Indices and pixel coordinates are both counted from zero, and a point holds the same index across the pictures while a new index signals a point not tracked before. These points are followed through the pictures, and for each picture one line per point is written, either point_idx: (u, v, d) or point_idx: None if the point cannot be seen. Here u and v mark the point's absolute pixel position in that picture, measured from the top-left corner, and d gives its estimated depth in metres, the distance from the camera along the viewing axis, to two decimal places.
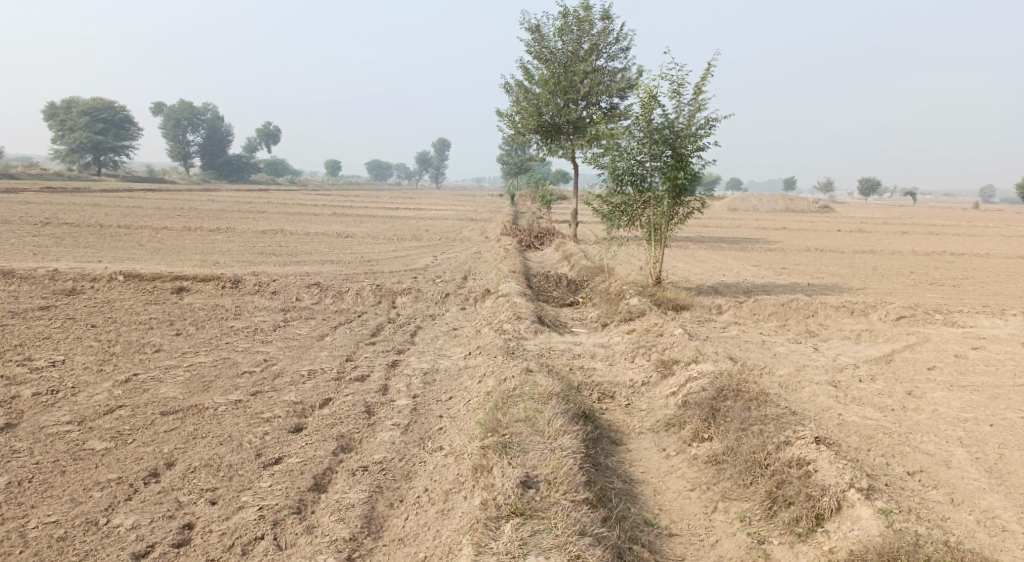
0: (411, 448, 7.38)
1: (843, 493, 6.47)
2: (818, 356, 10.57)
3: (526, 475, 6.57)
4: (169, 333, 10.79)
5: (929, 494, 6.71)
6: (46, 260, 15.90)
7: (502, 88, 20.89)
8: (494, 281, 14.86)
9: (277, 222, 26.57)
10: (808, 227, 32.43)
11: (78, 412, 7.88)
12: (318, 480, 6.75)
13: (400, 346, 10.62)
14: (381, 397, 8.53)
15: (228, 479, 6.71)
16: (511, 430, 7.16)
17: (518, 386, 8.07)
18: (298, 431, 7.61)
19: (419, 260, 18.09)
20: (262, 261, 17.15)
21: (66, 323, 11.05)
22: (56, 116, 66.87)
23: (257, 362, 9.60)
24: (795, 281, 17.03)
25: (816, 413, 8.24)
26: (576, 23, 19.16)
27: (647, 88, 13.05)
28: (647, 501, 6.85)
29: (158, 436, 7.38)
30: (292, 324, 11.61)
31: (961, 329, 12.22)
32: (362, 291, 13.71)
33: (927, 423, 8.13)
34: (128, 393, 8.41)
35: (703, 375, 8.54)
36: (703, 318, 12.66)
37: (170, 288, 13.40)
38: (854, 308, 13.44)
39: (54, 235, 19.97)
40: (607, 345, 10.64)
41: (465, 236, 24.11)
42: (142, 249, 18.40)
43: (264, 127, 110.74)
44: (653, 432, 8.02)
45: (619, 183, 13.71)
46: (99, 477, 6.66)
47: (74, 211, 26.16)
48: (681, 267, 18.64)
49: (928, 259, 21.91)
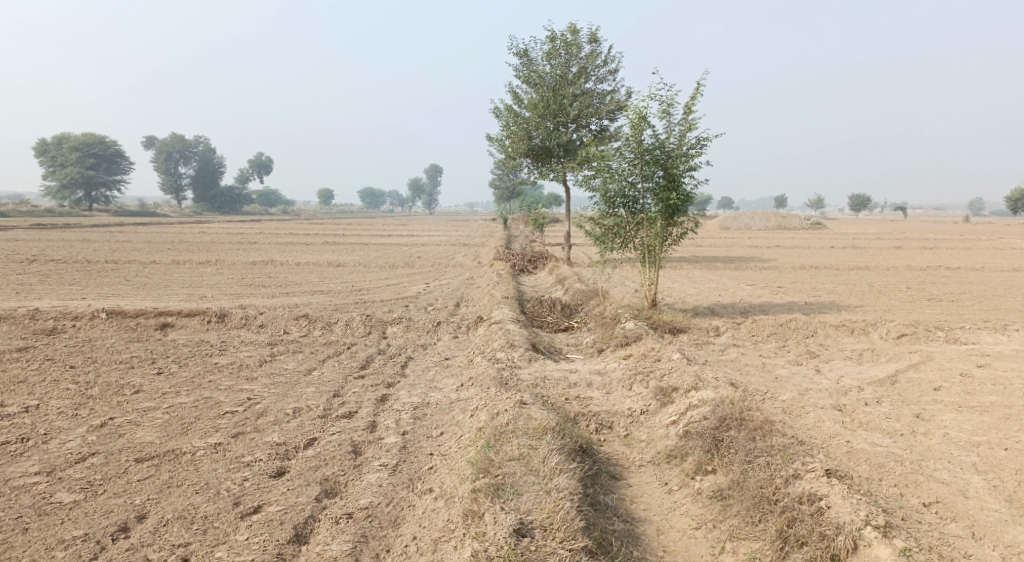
0: (399, 491, 6.98)
1: (859, 531, 6.10)
2: (820, 378, 10.23)
3: (520, 521, 6.18)
4: (150, 372, 10.38)
5: (949, 527, 6.35)
6: (29, 299, 15.49)
7: (493, 113, 20.69)
8: (486, 307, 14.53)
9: (267, 252, 26.19)
10: (802, 245, 32.22)
11: (48, 461, 7.47)
12: (299, 531, 6.36)
13: (390, 379, 10.24)
14: (369, 435, 8.13)
15: (202, 532, 6.31)
16: (504, 470, 6.78)
17: (511, 420, 7.68)
18: (280, 476, 7.21)
19: (411, 288, 17.75)
20: (250, 293, 16.78)
21: (43, 365, 10.64)
22: (47, 152, 66.66)
23: (240, 401, 9.18)
24: (792, 299, 16.73)
25: (823, 441, 7.88)
26: (564, 47, 19.03)
27: (637, 109, 12.82)
28: (650, 542, 6.47)
29: (130, 486, 6.98)
30: (280, 359, 11.23)
31: (964, 346, 11.91)
32: (352, 322, 13.35)
33: (939, 448, 7.77)
34: (101, 439, 7.99)
35: (705, 403, 8.17)
36: (701, 341, 12.32)
37: (153, 325, 13.01)
38: (854, 327, 13.11)
39: (39, 272, 19.59)
40: (604, 372, 10.27)
41: (459, 262, 23.83)
42: (129, 284, 18.02)
43: (257, 158, 110.87)
44: (654, 465, 7.64)
45: (611, 205, 13.42)
46: (64, 535, 6.27)
47: (62, 247, 25.78)
48: (677, 288, 18.33)
49: (925, 274, 21.65)
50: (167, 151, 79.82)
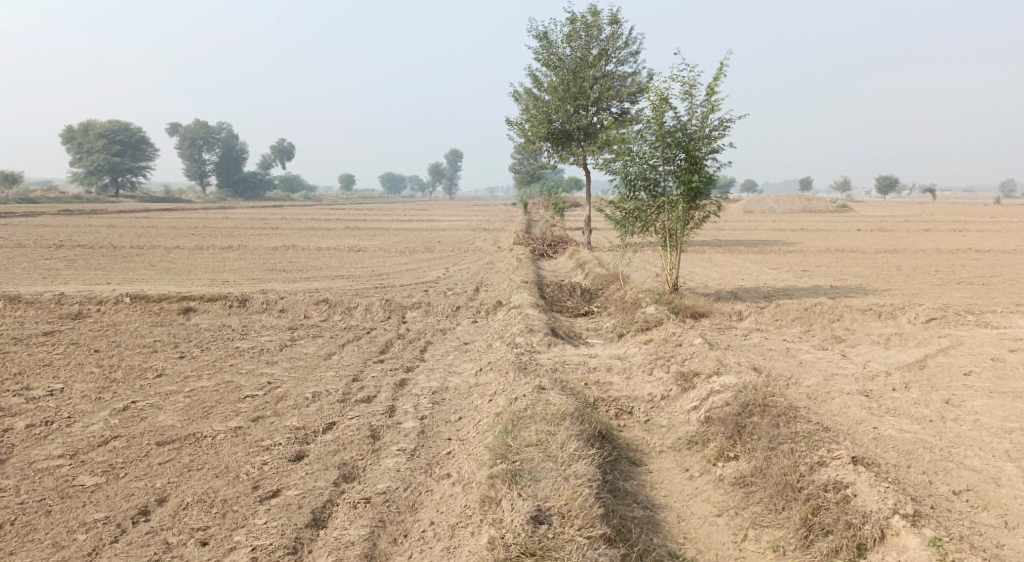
0: (417, 476, 6.94)
1: (886, 520, 5.96)
2: (846, 363, 10.05)
3: (538, 509, 6.11)
4: (173, 356, 10.44)
5: (980, 516, 6.19)
6: (55, 284, 15.65)
7: (513, 96, 20.50)
8: (506, 291, 14.43)
9: (289, 238, 26.27)
10: (827, 228, 31.71)
11: (70, 444, 7.52)
12: (317, 515, 6.35)
13: (409, 363, 10.20)
14: (388, 420, 8.10)
15: (221, 516, 6.32)
16: (522, 455, 6.71)
17: (530, 405, 7.60)
18: (299, 460, 7.19)
19: (431, 272, 17.71)
20: (271, 278, 16.83)
21: (68, 349, 10.73)
22: (73, 139, 67.37)
23: (260, 385, 9.19)
24: (817, 283, 16.46)
25: (849, 427, 7.73)
26: (585, 29, 18.77)
27: (658, 91, 12.61)
28: (671, 529, 6.38)
29: (151, 470, 7.00)
30: (300, 343, 11.23)
31: (995, 330, 11.64)
32: (371, 306, 13.33)
33: (969, 435, 7.58)
34: (124, 422, 8.03)
35: (727, 388, 8.04)
36: (723, 325, 12.16)
37: (176, 309, 13.08)
38: (881, 311, 12.86)
39: (65, 257, 19.79)
40: (624, 357, 10.16)
41: (478, 246, 23.76)
42: (153, 269, 18.17)
43: (280, 144, 111.40)
44: (675, 451, 7.54)
45: (631, 189, 13.24)
46: (86, 518, 6.30)
47: (88, 233, 26.04)
48: (699, 272, 18.11)
49: (954, 257, 21.20)
50: (191, 138, 80.46)
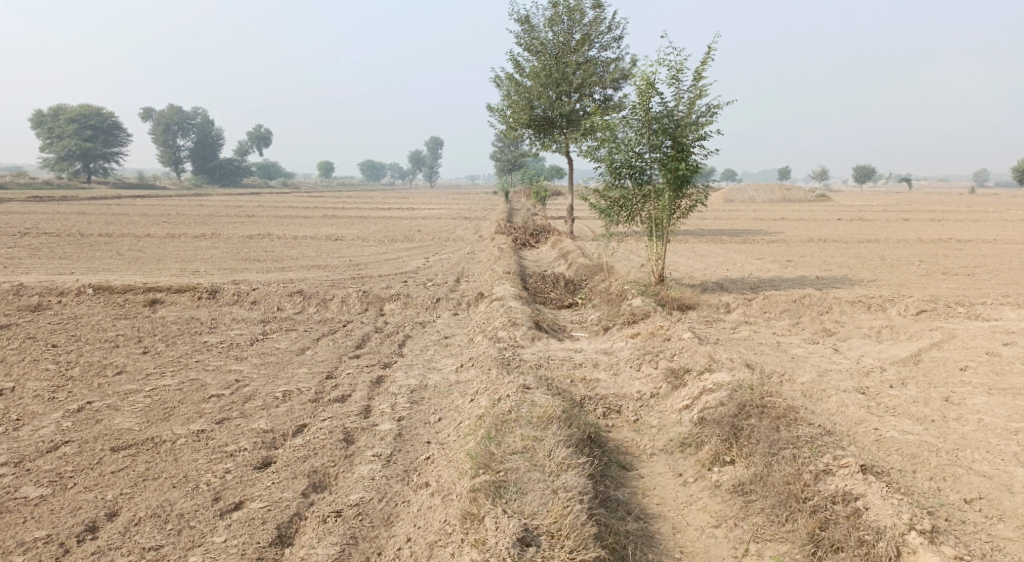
0: (393, 485, 6.46)
1: (902, 537, 5.59)
2: (839, 358, 9.66)
3: (524, 529, 5.67)
4: (136, 352, 9.82)
5: (997, 528, 5.83)
6: (17, 274, 14.93)
7: (494, 82, 19.95)
8: (487, 282, 13.94)
9: (265, 226, 25.51)
10: (808, 218, 31.40)
11: (16, 451, 6.94)
12: (283, 531, 5.87)
13: (386, 359, 9.68)
14: (363, 422, 7.58)
15: (176, 534, 5.82)
16: (506, 464, 6.25)
17: (514, 407, 7.11)
18: (265, 468, 6.67)
19: (410, 263, 17.13)
20: (244, 268, 16.19)
21: (24, 344, 10.09)
22: (43, 124, 65.72)
23: (227, 384, 8.62)
24: (802, 274, 16.08)
25: (849, 428, 7.34)
26: (567, 13, 18.25)
27: (644, 75, 12.14)
28: (666, 542, 5.98)
29: (103, 479, 6.45)
30: (272, 337, 10.66)
31: (987, 323, 11.32)
32: (348, 297, 12.76)
33: (975, 436, 7.21)
34: (77, 425, 7.45)
35: (720, 387, 7.59)
36: (711, 318, 11.75)
37: (142, 301, 12.43)
38: (871, 303, 12.50)
39: (30, 246, 19.00)
40: (610, 352, 9.69)
41: (459, 235, 23.23)
42: (121, 258, 17.44)
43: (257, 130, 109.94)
44: (667, 453, 7.12)
45: (617, 177, 12.75)
46: (25, 536, 5.78)
47: (56, 220, 25.15)
48: (682, 263, 17.73)
49: (937, 247, 20.92)
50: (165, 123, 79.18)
